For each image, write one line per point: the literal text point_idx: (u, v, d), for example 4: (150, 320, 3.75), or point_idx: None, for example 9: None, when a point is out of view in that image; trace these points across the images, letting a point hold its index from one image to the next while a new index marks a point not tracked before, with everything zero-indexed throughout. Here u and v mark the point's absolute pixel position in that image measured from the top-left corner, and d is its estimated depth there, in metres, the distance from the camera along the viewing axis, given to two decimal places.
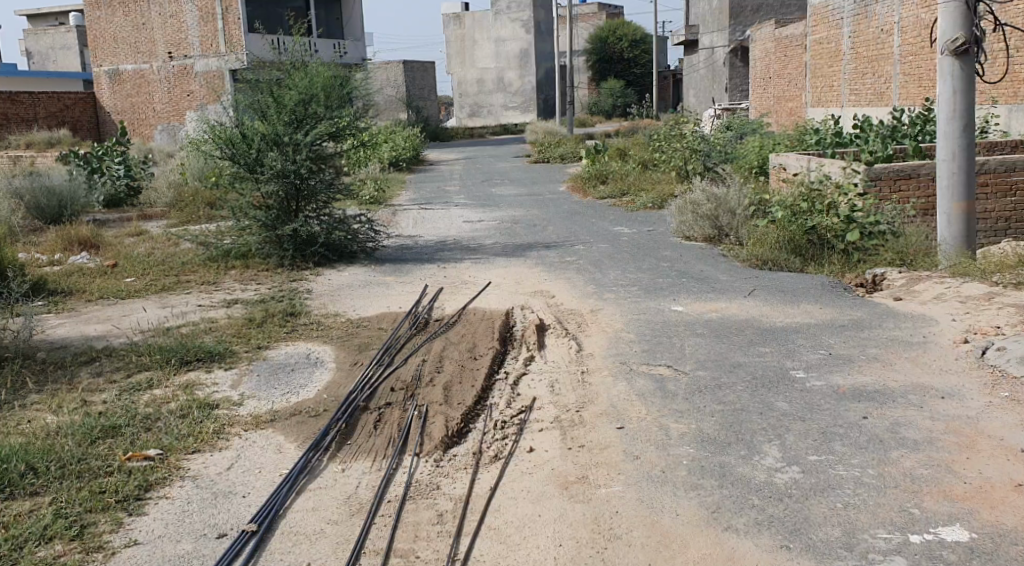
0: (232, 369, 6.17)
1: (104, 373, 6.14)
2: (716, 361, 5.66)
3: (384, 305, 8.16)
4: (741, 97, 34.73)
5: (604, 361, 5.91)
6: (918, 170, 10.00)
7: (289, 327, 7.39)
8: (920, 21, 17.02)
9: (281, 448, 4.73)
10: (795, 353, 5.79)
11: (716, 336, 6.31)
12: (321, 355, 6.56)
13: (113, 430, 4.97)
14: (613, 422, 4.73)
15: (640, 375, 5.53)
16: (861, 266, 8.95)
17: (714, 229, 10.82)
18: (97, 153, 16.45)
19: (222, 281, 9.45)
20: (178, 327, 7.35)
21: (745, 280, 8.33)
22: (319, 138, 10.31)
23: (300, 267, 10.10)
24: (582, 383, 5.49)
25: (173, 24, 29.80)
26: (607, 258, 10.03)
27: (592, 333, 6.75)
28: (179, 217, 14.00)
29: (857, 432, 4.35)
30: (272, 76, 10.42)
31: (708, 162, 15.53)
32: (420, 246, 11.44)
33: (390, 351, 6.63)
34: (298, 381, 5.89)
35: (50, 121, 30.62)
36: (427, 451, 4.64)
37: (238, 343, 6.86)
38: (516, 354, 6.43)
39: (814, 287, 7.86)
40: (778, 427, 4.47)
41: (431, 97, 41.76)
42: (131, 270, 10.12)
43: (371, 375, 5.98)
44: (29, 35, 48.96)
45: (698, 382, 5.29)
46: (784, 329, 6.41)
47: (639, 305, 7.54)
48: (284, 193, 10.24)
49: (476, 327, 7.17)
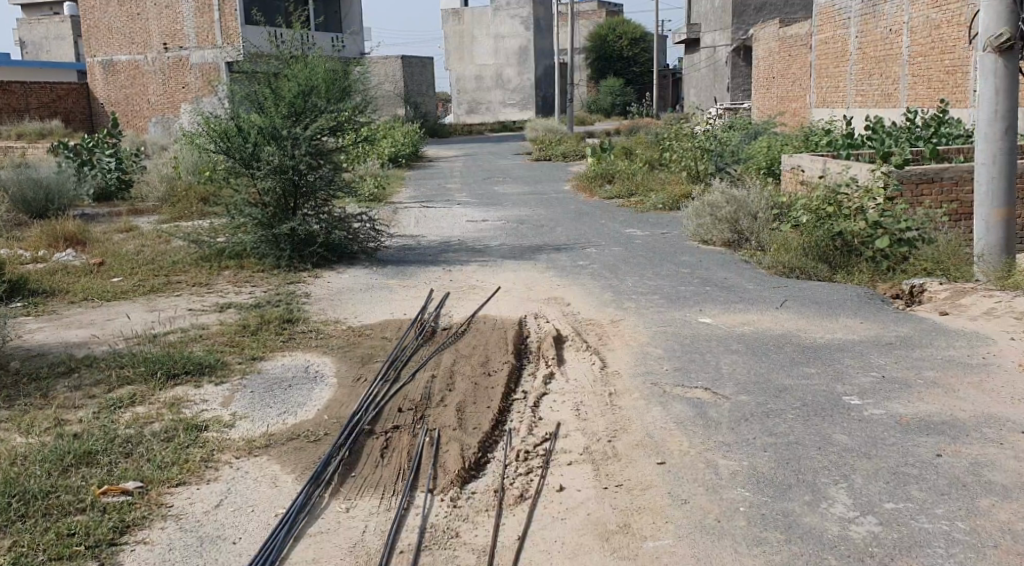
0: (224, 385, 5.61)
1: (83, 387, 5.57)
2: (757, 384, 5.15)
3: (386, 311, 7.63)
4: (743, 97, 34.15)
5: (632, 382, 5.37)
6: (942, 173, 9.47)
7: (285, 335, 6.85)
8: (929, 22, 16.49)
9: (276, 481, 4.19)
10: (845, 375, 5.27)
11: (755, 353, 5.80)
12: (321, 368, 6.01)
13: (87, 456, 4.42)
14: (652, 457, 4.21)
15: (675, 398, 5.00)
16: (894, 275, 8.40)
17: (733, 233, 10.25)
18: (86, 145, 15.91)
19: (216, 283, 8.91)
20: (165, 334, 6.81)
21: (775, 290, 7.81)
22: (318, 133, 9.77)
23: (298, 267, 9.54)
24: (611, 407, 4.96)
25: (168, 14, 29.28)
26: (623, 263, 9.49)
27: (616, 347, 6.22)
28: (170, 213, 13.42)
29: (934, 474, 3.86)
30: (270, 66, 9.88)
31: (720, 162, 15.02)
32: (424, 247, 10.87)
33: (396, 364, 6.06)
34: (295, 399, 5.33)
35: (43, 111, 29.92)
36: (442, 486, 4.10)
37: (231, 354, 6.30)
38: (534, 370, 5.88)
39: (849, 299, 7.35)
40: (842, 466, 4.01)
41: (430, 93, 41.17)
42: (118, 270, 9.55)
43: (376, 393, 5.42)
44: (23, 24, 48.34)
45: (742, 408, 4.78)
46: (826, 346, 5.90)
47: (663, 316, 7.03)
48: (281, 189, 9.68)
49: (487, 338, 6.62)
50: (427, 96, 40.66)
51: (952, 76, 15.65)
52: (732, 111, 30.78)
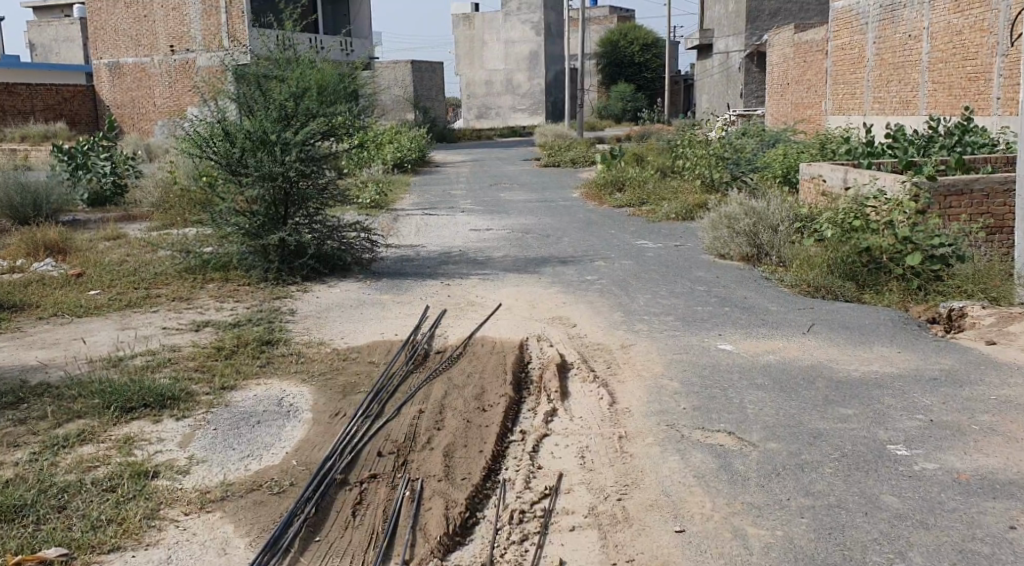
0: (186, 421, 4.99)
1: (28, 421, 4.96)
2: (789, 429, 4.52)
3: (376, 332, 7.01)
4: (756, 103, 33.49)
5: (644, 424, 4.76)
6: (972, 184, 8.79)
7: (263, 359, 6.23)
8: (950, 27, 15.81)
9: (225, 547, 3.62)
10: (887, 419, 4.62)
11: (784, 391, 5.17)
12: (296, 400, 5.39)
13: (10, 512, 3.83)
14: (668, 522, 3.62)
15: (694, 445, 4.40)
16: (927, 296, 7.73)
17: (752, 247, 9.60)
18: (81, 148, 15.32)
19: (197, 297, 8.32)
20: (131, 357, 6.19)
21: (801, 313, 7.17)
22: (311, 138, 9.17)
23: (287, 281, 8.95)
24: (621, 456, 4.34)
25: (174, 16, 28.79)
26: (633, 279, 8.83)
27: (626, 379, 5.58)
28: (162, 219, 12.86)
29: (1010, 555, 3.24)
30: (261, 68, 9.28)
31: (736, 171, 14.45)
32: (422, 258, 10.26)
33: (380, 395, 5.43)
34: (263, 439, 4.71)
35: (48, 113, 29.53)
36: (420, 557, 3.54)
37: (198, 383, 5.67)
38: (535, 406, 5.24)
39: (882, 325, 6.72)
40: (897, 538, 3.38)
41: (439, 97, 40.59)
42: (96, 282, 8.97)
43: (355, 431, 4.80)
44: (33, 28, 48.20)
45: (773, 460, 4.16)
46: (862, 383, 5.27)
47: (679, 342, 6.40)
48: (270, 197, 9.09)
49: (484, 365, 5.98)
50: (436, 100, 40.09)
51: (974, 82, 14.97)
52: (746, 116, 30.09)
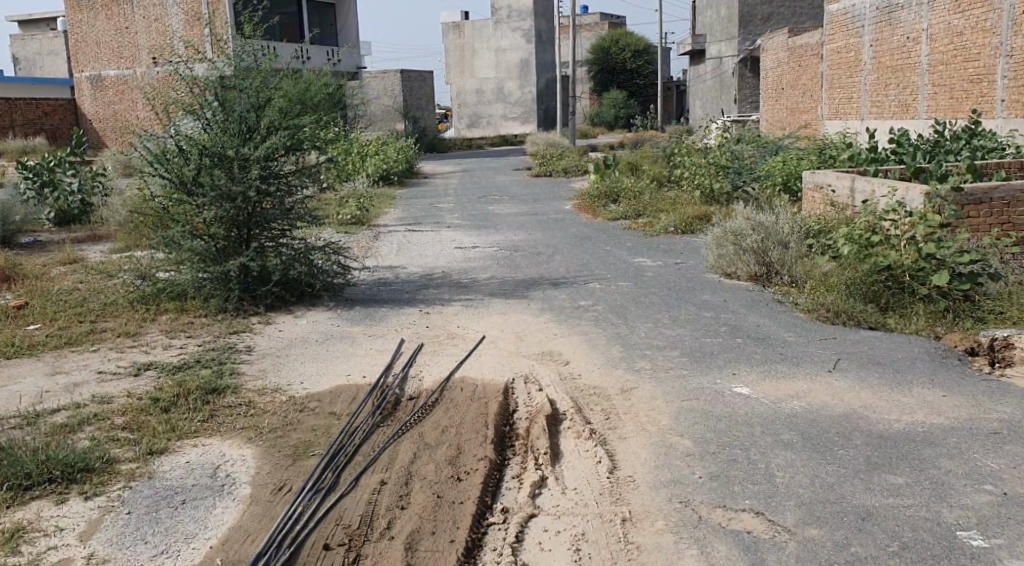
0: (95, 500, 4.11)
1: None
2: (830, 508, 3.75)
3: (339, 375, 6.12)
4: (751, 108, 32.57)
5: (652, 500, 3.92)
6: (991, 193, 7.92)
7: (204, 413, 5.34)
8: (951, 29, 14.99)
9: None
10: (949, 491, 3.86)
11: (820, 451, 4.34)
12: (234, 469, 4.50)
13: None
14: None
15: (716, 532, 3.63)
16: (958, 323, 6.84)
17: (760, 266, 8.73)
18: (47, 164, 14.37)
19: (147, 331, 7.45)
20: (52, 413, 5.29)
21: (824, 345, 6.33)
22: (273, 152, 8.29)
23: (249, 311, 8.08)
24: (625, 550, 3.56)
25: (157, 27, 27.92)
26: (632, 304, 7.99)
27: (630, 435, 4.71)
28: (125, 240, 11.97)
29: None
30: (217, 76, 8.39)
31: (738, 181, 13.65)
32: (400, 281, 9.40)
33: (337, 460, 4.56)
34: (184, 527, 3.85)
35: (28, 127, 28.54)
36: None
37: (121, 446, 4.78)
38: (520, 472, 4.39)
39: (918, 358, 5.91)
40: None
41: (429, 107, 39.73)
42: (37, 315, 8.06)
43: (298, 514, 3.94)
44: (16, 41, 47.33)
45: (817, 557, 3.42)
46: (911, 439, 4.45)
47: (686, 384, 5.53)
48: (229, 219, 8.22)
49: (462, 416, 5.10)
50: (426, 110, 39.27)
51: (977, 84, 14.18)
52: (742, 122, 29.22)
